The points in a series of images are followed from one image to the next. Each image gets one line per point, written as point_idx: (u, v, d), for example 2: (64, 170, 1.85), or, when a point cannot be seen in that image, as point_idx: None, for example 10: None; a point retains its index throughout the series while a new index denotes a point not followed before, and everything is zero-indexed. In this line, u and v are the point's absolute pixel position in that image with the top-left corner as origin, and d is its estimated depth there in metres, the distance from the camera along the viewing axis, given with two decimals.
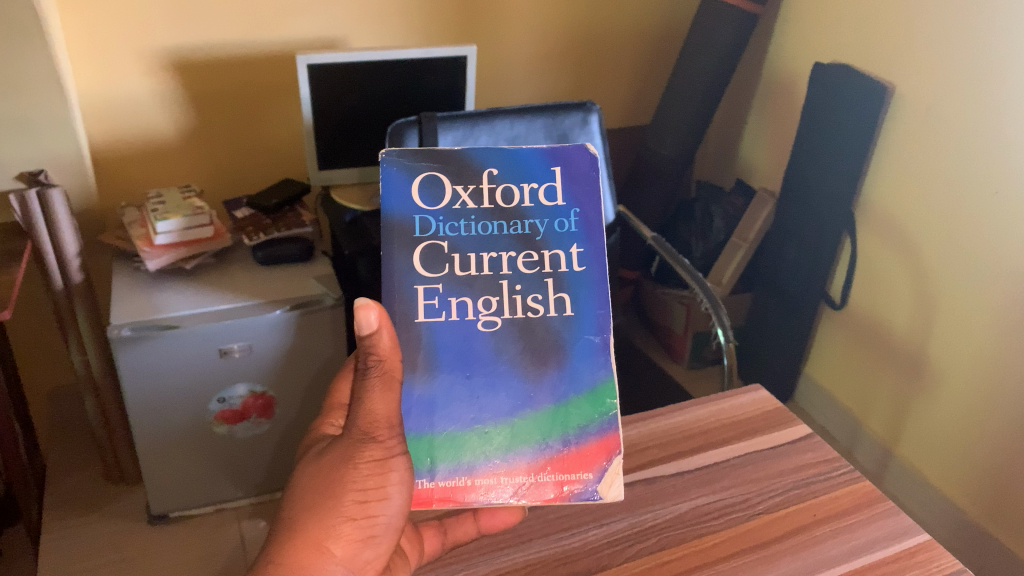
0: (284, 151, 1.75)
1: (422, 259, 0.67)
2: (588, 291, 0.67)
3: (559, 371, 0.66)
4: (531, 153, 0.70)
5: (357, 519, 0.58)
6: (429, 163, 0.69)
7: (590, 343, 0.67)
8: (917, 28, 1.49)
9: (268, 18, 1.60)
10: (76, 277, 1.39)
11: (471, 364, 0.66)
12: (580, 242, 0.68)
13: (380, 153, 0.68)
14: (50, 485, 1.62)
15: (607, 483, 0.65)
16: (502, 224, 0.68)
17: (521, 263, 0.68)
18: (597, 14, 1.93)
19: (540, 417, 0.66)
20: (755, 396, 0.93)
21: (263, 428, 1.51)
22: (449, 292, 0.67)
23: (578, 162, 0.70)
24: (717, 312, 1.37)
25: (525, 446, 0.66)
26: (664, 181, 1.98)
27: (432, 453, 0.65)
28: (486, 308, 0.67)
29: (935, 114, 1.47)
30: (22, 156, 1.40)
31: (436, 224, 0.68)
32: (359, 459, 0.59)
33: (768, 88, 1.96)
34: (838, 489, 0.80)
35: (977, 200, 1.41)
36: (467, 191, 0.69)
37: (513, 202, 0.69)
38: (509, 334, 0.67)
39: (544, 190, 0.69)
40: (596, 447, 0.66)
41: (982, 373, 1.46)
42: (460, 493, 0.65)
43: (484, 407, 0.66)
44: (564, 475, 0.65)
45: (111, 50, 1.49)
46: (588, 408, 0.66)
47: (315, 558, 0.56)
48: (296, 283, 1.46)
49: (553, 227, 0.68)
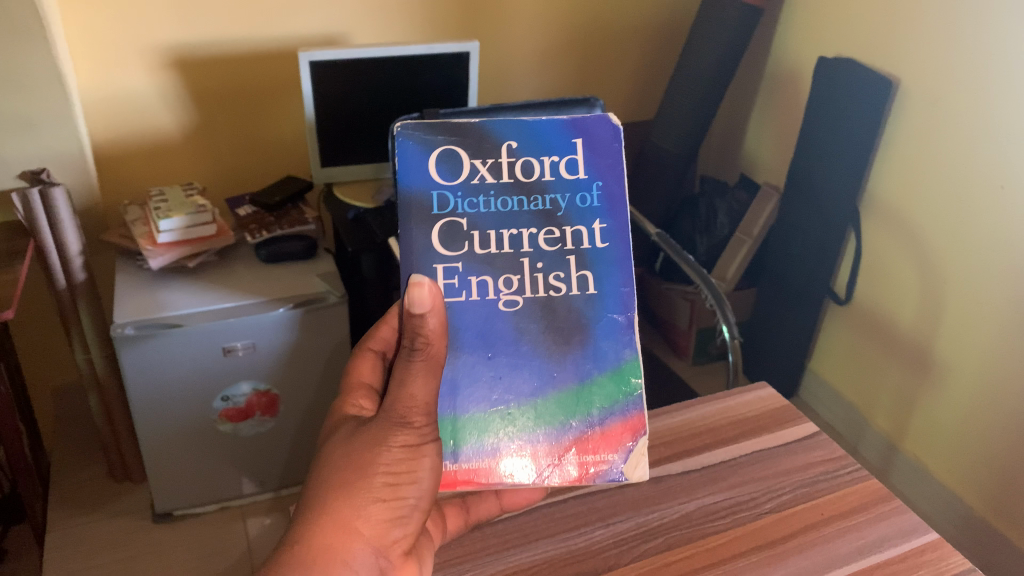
0: (287, 148, 1.74)
1: (442, 237, 0.66)
2: (610, 268, 0.67)
3: (583, 350, 0.67)
4: (552, 124, 0.68)
5: (387, 501, 0.59)
6: (445, 137, 0.67)
7: (613, 322, 0.67)
8: (923, 19, 1.48)
9: (269, 15, 1.59)
10: (79, 275, 1.39)
11: (494, 344, 0.67)
12: (603, 217, 0.68)
13: (395, 127, 0.66)
14: (55, 484, 1.62)
15: (632, 464, 0.66)
16: (522, 199, 0.67)
17: (543, 240, 0.67)
18: (601, 9, 1.92)
19: (563, 397, 0.67)
20: (760, 393, 0.92)
21: (268, 426, 1.51)
22: (469, 270, 0.67)
23: (600, 134, 0.69)
24: (722, 309, 1.36)
25: (548, 427, 0.67)
26: (668, 176, 1.97)
27: (456, 435, 0.67)
28: (507, 286, 0.67)
29: (942, 107, 1.46)
30: (24, 153, 1.40)
31: (454, 200, 0.67)
32: (391, 442, 0.60)
33: (772, 82, 1.95)
34: (846, 487, 0.79)
35: (983, 192, 1.40)
36: (486, 165, 0.67)
37: (533, 176, 0.67)
38: (531, 313, 0.67)
39: (565, 163, 0.68)
40: (620, 428, 0.67)
41: (990, 367, 1.45)
42: (484, 474, 0.66)
43: (507, 387, 0.67)
44: (588, 456, 0.66)
45: (112, 46, 1.48)
46: (612, 387, 0.67)
47: (344, 537, 0.57)
48: (299, 281, 1.45)
49: (575, 202, 0.68)
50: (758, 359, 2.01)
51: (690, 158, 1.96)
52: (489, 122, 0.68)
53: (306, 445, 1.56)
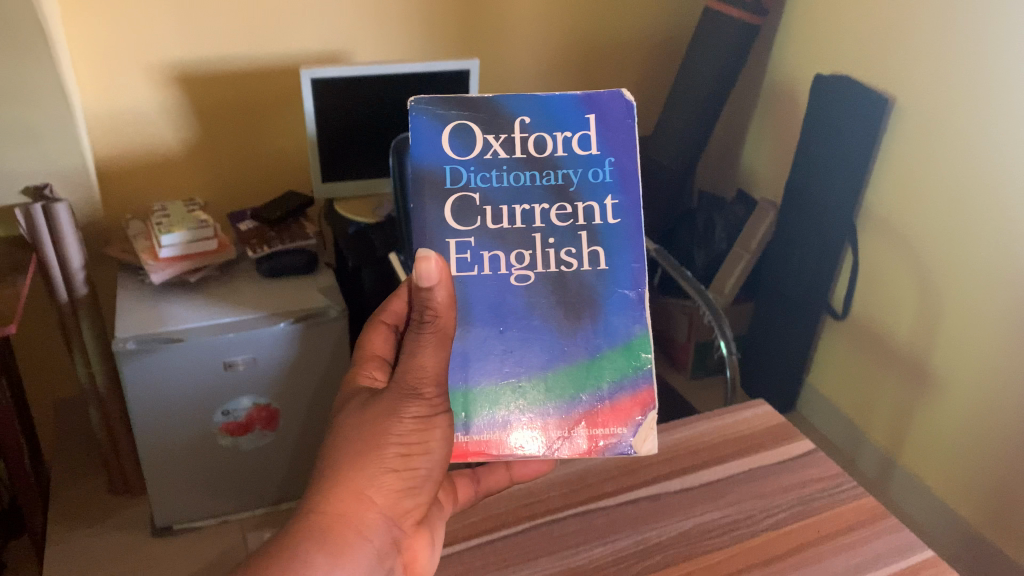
0: (288, 164, 1.76)
1: (454, 212, 0.66)
2: (622, 243, 0.66)
3: (594, 325, 0.66)
4: (565, 98, 0.67)
5: (400, 471, 0.59)
6: (460, 112, 0.66)
7: (624, 298, 0.66)
8: (918, 37, 1.50)
9: (271, 33, 1.61)
10: (81, 290, 1.40)
11: (505, 318, 0.66)
12: (616, 192, 0.66)
13: (409, 101, 0.66)
14: (54, 497, 1.62)
15: (641, 438, 0.66)
16: (534, 174, 0.66)
17: (555, 215, 0.66)
18: (600, 25, 1.94)
19: (573, 370, 0.66)
20: (758, 411, 0.93)
21: (267, 440, 1.51)
22: (481, 246, 0.66)
23: (613, 108, 0.67)
24: (719, 324, 1.37)
25: (559, 400, 0.67)
26: (666, 191, 1.98)
27: (467, 407, 0.67)
28: (520, 262, 0.66)
29: (937, 124, 1.48)
30: (28, 168, 1.41)
31: (467, 174, 0.66)
32: (404, 413, 0.60)
33: (769, 98, 1.97)
34: (842, 505, 0.80)
35: (978, 210, 1.41)
36: (499, 140, 0.66)
37: (547, 151, 0.66)
38: (543, 287, 0.66)
39: (578, 138, 0.67)
40: (630, 402, 0.67)
41: (985, 382, 1.46)
42: (494, 446, 0.66)
43: (518, 360, 0.67)
44: (598, 429, 0.66)
45: (115, 63, 1.50)
46: (622, 361, 0.67)
47: (358, 505, 0.57)
48: (299, 295, 1.47)
49: (587, 177, 0.67)
50: (756, 372, 2.02)
51: (688, 173, 1.98)
52: (504, 97, 0.67)
53: (306, 458, 1.57)
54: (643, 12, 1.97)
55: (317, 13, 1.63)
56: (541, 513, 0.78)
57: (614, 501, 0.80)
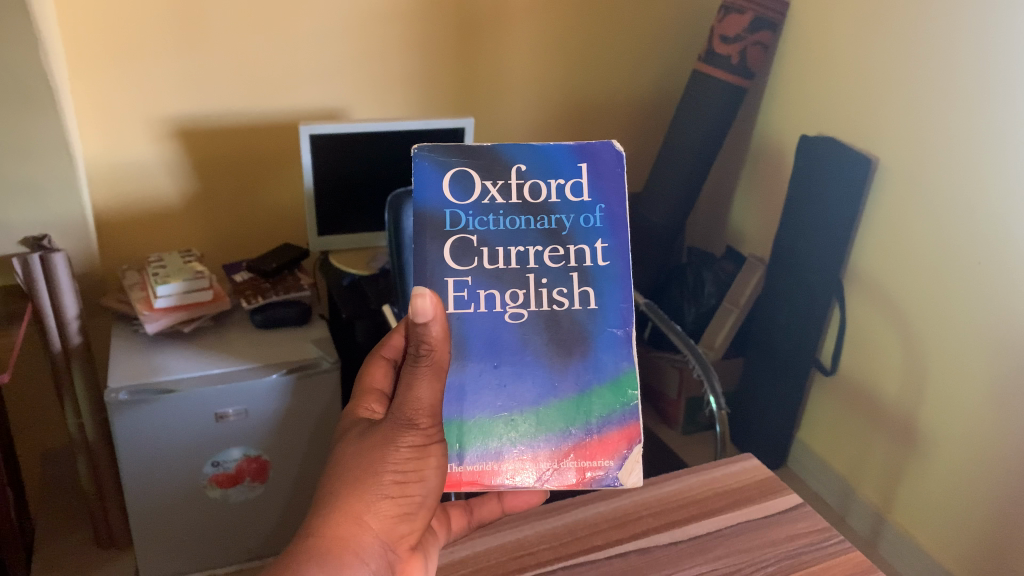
0: (285, 217, 1.78)
1: (452, 252, 0.68)
2: (612, 285, 0.68)
3: (584, 362, 0.68)
4: (559, 150, 0.69)
5: (395, 497, 0.60)
6: (460, 159, 0.69)
7: (613, 336, 0.68)
8: (899, 100, 1.55)
9: (272, 91, 1.65)
10: (75, 339, 1.40)
11: (500, 353, 0.67)
12: (606, 237, 0.69)
13: (413, 149, 0.69)
14: (39, 550, 1.60)
15: (627, 471, 0.68)
16: (530, 219, 0.69)
17: (548, 257, 0.68)
18: (592, 85, 1.99)
19: (565, 405, 0.68)
20: (746, 464, 0.94)
21: (257, 492, 1.50)
22: (478, 284, 0.68)
23: (604, 159, 0.70)
24: (709, 379, 1.38)
25: (550, 433, 0.68)
26: (656, 247, 2.01)
27: (462, 437, 0.68)
28: (514, 300, 0.68)
29: (921, 185, 1.51)
30: (29, 220, 1.44)
31: (466, 218, 0.68)
32: (400, 442, 0.61)
33: (756, 157, 2.02)
34: (830, 559, 0.81)
35: (961, 268, 1.45)
36: (496, 186, 0.69)
37: (540, 198, 0.69)
38: (535, 325, 0.68)
39: (571, 186, 0.69)
40: (617, 436, 0.68)
41: (973, 437, 1.47)
42: (488, 476, 0.68)
43: (510, 395, 0.68)
44: (587, 462, 0.68)
45: (120, 119, 1.53)
46: (610, 397, 0.68)
47: (354, 531, 0.58)
48: (293, 347, 1.48)
49: (580, 222, 0.69)
50: (746, 428, 2.02)
51: (677, 230, 2.01)
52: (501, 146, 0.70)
53: (294, 511, 1.56)
54: (633, 74, 2.03)
55: (316, 71, 1.67)
56: (530, 566, 0.78)
57: (603, 554, 0.80)
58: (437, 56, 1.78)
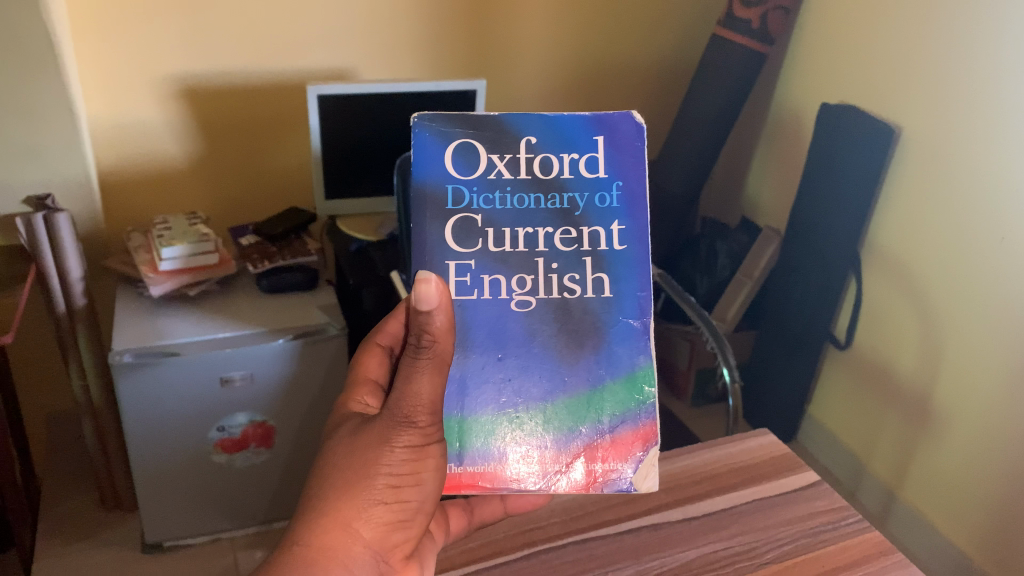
0: (292, 180, 1.75)
1: (455, 233, 0.68)
2: (628, 270, 0.68)
3: (596, 355, 0.68)
4: (574, 121, 0.70)
5: (389, 503, 0.59)
6: (463, 130, 0.69)
7: (629, 327, 0.68)
8: (925, 68, 1.50)
9: (280, 50, 1.61)
10: (79, 301, 1.38)
11: (505, 344, 0.67)
12: (622, 218, 0.69)
13: (414, 119, 0.69)
14: (43, 511, 1.60)
15: (642, 475, 0.68)
16: (540, 197, 0.69)
17: (559, 240, 0.68)
18: (606, 50, 1.94)
19: (574, 403, 0.68)
20: (763, 440, 0.92)
21: (262, 458, 1.49)
22: (483, 268, 0.68)
23: (623, 131, 0.70)
24: (723, 351, 1.35)
25: (558, 433, 0.68)
26: (669, 217, 1.98)
27: (463, 436, 0.68)
28: (521, 286, 0.68)
29: (943, 157, 1.47)
30: (30, 179, 1.41)
31: (470, 195, 0.68)
32: (396, 443, 0.60)
33: (775, 126, 1.97)
34: (848, 539, 0.79)
35: (982, 243, 1.41)
36: (503, 160, 0.69)
37: (552, 173, 0.69)
38: (544, 314, 0.68)
39: (585, 161, 0.69)
40: (631, 437, 0.68)
41: (988, 415, 1.44)
42: (488, 478, 0.67)
43: (516, 390, 0.68)
44: (598, 464, 0.68)
45: (123, 79, 1.50)
46: (623, 394, 0.68)
47: (344, 539, 0.57)
48: (300, 312, 1.45)
49: (594, 201, 0.69)
50: (757, 401, 2.00)
51: (692, 200, 1.97)
52: (510, 117, 0.70)
53: (300, 477, 1.55)
54: (649, 39, 1.98)
55: (325, 30, 1.63)
56: (540, 540, 0.77)
57: (614, 530, 0.78)
58: (448, 15, 1.73)
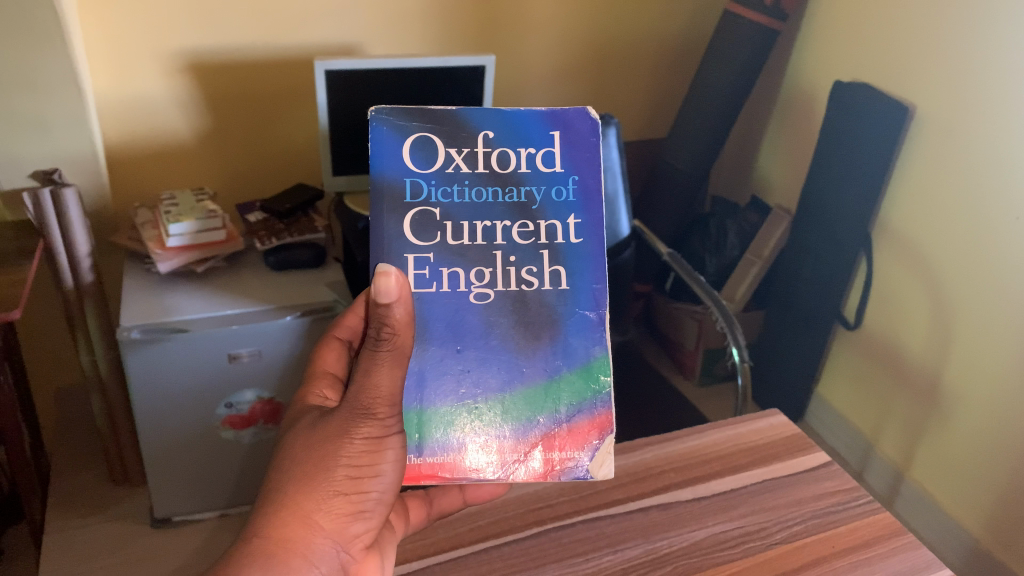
0: (298, 155, 1.74)
1: (414, 226, 0.68)
2: (583, 263, 0.69)
3: (553, 347, 0.68)
4: (530, 117, 0.71)
5: (349, 494, 0.60)
6: (420, 123, 0.70)
7: (585, 319, 0.68)
8: (940, 45, 1.47)
9: (287, 24, 1.60)
10: (87, 277, 1.38)
11: (463, 337, 0.68)
12: (578, 212, 0.70)
13: (371, 113, 0.69)
14: (53, 485, 1.61)
15: (598, 462, 0.68)
16: (497, 191, 0.69)
17: (516, 233, 0.69)
18: (616, 25, 1.92)
19: (532, 393, 0.68)
20: (773, 420, 0.91)
21: (270, 435, 1.50)
22: (441, 261, 0.68)
23: (578, 127, 0.71)
24: (732, 331, 1.34)
25: (516, 423, 0.68)
26: (678, 196, 1.97)
27: (422, 427, 0.68)
28: (479, 279, 0.68)
29: (957, 136, 1.45)
30: (36, 154, 1.40)
31: (427, 189, 0.69)
32: (355, 434, 0.60)
33: (786, 103, 1.95)
34: (859, 520, 0.78)
35: (998, 223, 1.39)
36: (461, 154, 0.70)
37: (509, 167, 0.70)
38: (502, 307, 0.68)
39: (542, 155, 0.70)
40: (587, 426, 0.68)
41: (1000, 396, 1.43)
42: (448, 468, 0.67)
43: (475, 381, 0.68)
44: (555, 453, 0.68)
45: (129, 52, 1.48)
46: (580, 384, 0.68)
47: (303, 531, 0.57)
48: (308, 290, 1.44)
49: (551, 195, 0.70)
50: (766, 381, 1.99)
51: (701, 178, 1.96)
52: (467, 113, 0.71)
53: None
54: (660, 13, 1.95)
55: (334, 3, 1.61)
56: (547, 519, 0.77)
57: (623, 509, 0.78)
58: None
